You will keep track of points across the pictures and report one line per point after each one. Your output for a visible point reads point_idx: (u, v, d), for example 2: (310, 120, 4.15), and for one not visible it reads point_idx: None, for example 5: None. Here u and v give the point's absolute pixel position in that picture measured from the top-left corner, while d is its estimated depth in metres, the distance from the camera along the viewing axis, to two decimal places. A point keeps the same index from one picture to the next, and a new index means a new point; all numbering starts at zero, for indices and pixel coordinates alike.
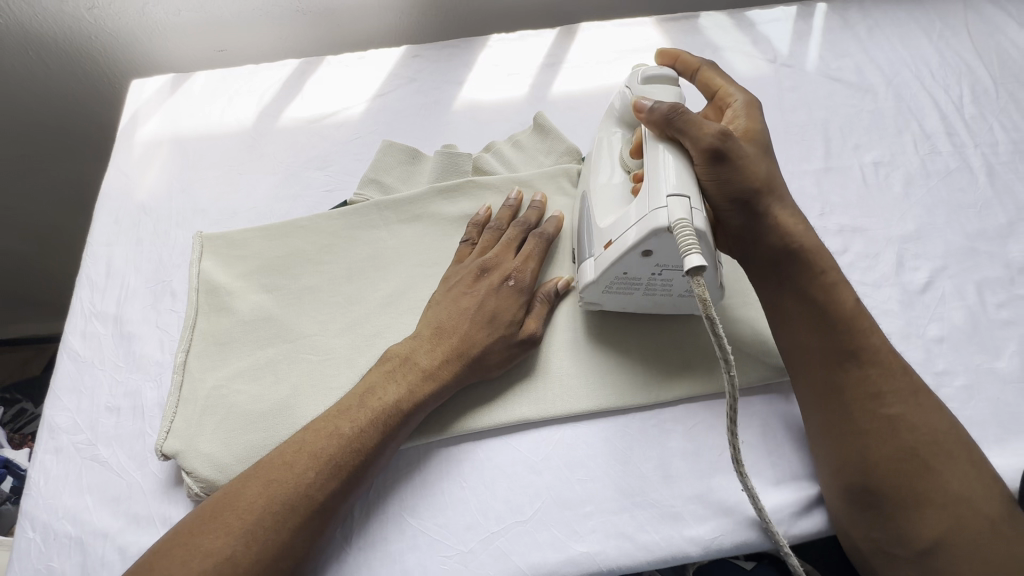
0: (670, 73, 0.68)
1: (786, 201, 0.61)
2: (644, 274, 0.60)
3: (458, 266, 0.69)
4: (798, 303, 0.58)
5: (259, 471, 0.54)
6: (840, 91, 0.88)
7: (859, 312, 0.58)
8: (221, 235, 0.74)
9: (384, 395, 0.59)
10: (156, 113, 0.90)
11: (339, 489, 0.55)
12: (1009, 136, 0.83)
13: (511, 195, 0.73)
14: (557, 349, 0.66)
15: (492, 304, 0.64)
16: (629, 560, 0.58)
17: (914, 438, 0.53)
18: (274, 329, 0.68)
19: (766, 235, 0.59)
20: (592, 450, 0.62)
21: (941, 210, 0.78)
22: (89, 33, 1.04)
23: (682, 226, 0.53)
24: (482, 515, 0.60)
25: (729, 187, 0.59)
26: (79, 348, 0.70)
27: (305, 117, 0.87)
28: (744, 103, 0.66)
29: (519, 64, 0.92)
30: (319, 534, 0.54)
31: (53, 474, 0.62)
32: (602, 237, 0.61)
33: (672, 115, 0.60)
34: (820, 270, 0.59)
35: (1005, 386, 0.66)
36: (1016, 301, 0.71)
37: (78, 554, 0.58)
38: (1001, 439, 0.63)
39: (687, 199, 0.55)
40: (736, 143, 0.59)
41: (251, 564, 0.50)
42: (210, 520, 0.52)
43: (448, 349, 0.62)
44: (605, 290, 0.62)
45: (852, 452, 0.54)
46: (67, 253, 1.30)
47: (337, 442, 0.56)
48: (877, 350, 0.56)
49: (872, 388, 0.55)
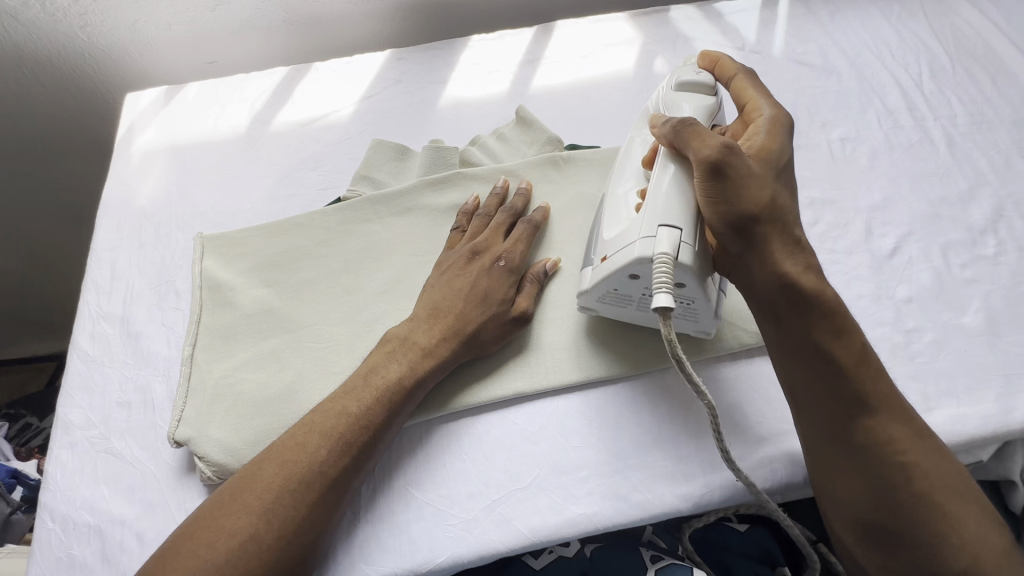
0: (707, 81, 0.70)
1: (789, 232, 0.58)
2: (635, 292, 0.62)
3: (450, 252, 0.72)
4: (797, 345, 0.57)
5: (272, 454, 0.57)
6: (806, 74, 0.93)
7: (867, 356, 0.56)
8: (221, 236, 0.78)
9: (387, 373, 0.62)
10: (152, 123, 0.93)
11: (351, 464, 0.58)
12: (966, 109, 0.88)
13: (498, 184, 0.77)
14: (548, 326, 0.69)
15: (484, 284, 0.67)
16: (624, 518, 0.61)
17: (927, 483, 0.54)
18: (276, 321, 0.71)
19: (758, 265, 0.57)
20: (584, 417, 0.66)
21: (906, 180, 0.82)
22: (82, 51, 1.07)
23: (662, 259, 0.56)
24: (483, 484, 0.63)
25: (723, 207, 0.58)
26: (89, 348, 0.73)
27: (298, 121, 0.91)
28: (770, 119, 0.64)
29: (499, 62, 0.96)
30: (334, 510, 0.57)
31: (69, 468, 0.65)
32: (602, 250, 0.64)
33: (682, 128, 0.61)
34: (824, 316, 0.56)
35: (971, 339, 0.70)
36: (979, 261, 0.75)
37: (97, 541, 0.61)
38: (970, 388, 0.67)
39: (677, 232, 0.58)
40: (740, 158, 0.57)
41: (274, 540, 0.53)
42: (231, 502, 0.54)
43: (445, 327, 0.65)
44: (599, 300, 0.65)
45: (862, 495, 0.54)
46: (66, 270, 1.33)
47: (345, 421, 0.59)
48: (886, 398, 0.55)
49: (885, 436, 0.54)
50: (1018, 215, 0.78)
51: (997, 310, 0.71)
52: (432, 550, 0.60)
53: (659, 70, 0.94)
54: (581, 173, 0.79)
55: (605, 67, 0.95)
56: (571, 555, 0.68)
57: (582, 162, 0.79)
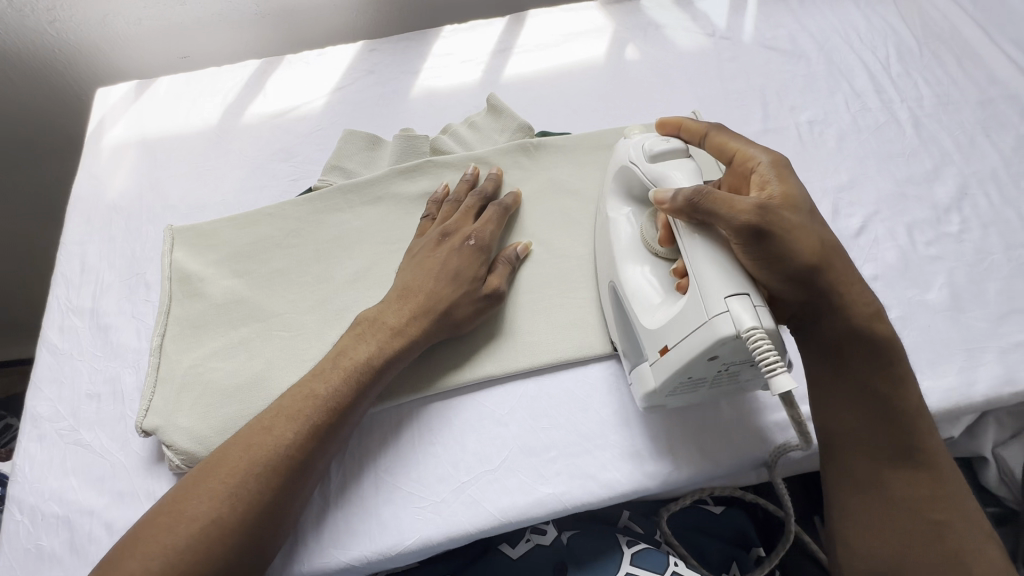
0: (680, 145, 0.62)
1: (845, 274, 0.56)
2: (708, 373, 0.55)
3: (421, 238, 0.72)
4: (852, 394, 0.56)
5: (240, 437, 0.57)
6: (776, 59, 0.94)
7: (921, 410, 0.56)
8: (190, 227, 0.77)
9: (356, 354, 0.62)
10: (122, 117, 0.92)
11: (317, 447, 0.57)
12: (932, 90, 0.89)
13: (467, 171, 0.77)
14: (518, 309, 0.70)
15: (455, 263, 0.67)
16: (592, 498, 0.61)
17: (955, 544, 0.53)
18: (246, 310, 0.71)
19: (828, 317, 0.56)
20: (554, 400, 0.66)
21: (873, 160, 0.83)
22: (52, 46, 1.07)
23: (754, 332, 0.47)
24: (453, 467, 0.63)
25: (781, 267, 0.53)
26: (58, 341, 0.73)
27: (269, 113, 0.91)
28: (772, 163, 0.59)
29: (471, 52, 0.97)
30: (299, 493, 0.56)
31: (38, 460, 0.65)
32: (656, 342, 0.56)
33: (697, 200, 0.54)
34: (887, 364, 0.56)
35: (936, 315, 0.71)
36: (944, 239, 0.76)
37: (65, 531, 0.61)
38: (934, 362, 0.67)
39: (748, 297, 0.49)
40: (776, 216, 0.52)
41: (240, 522, 0.52)
42: (197, 485, 0.54)
43: (415, 306, 0.65)
44: (668, 394, 0.58)
45: (883, 544, 0.54)
46: (42, 272, 1.31)
47: (314, 403, 0.58)
48: (933, 454, 0.55)
49: (923, 490, 0.54)
50: (982, 193, 0.79)
51: (961, 285, 0.72)
52: (401, 531, 0.60)
53: (630, 57, 0.95)
54: (552, 160, 0.79)
55: (576, 56, 0.95)
56: (547, 543, 0.66)
57: (553, 149, 0.79)
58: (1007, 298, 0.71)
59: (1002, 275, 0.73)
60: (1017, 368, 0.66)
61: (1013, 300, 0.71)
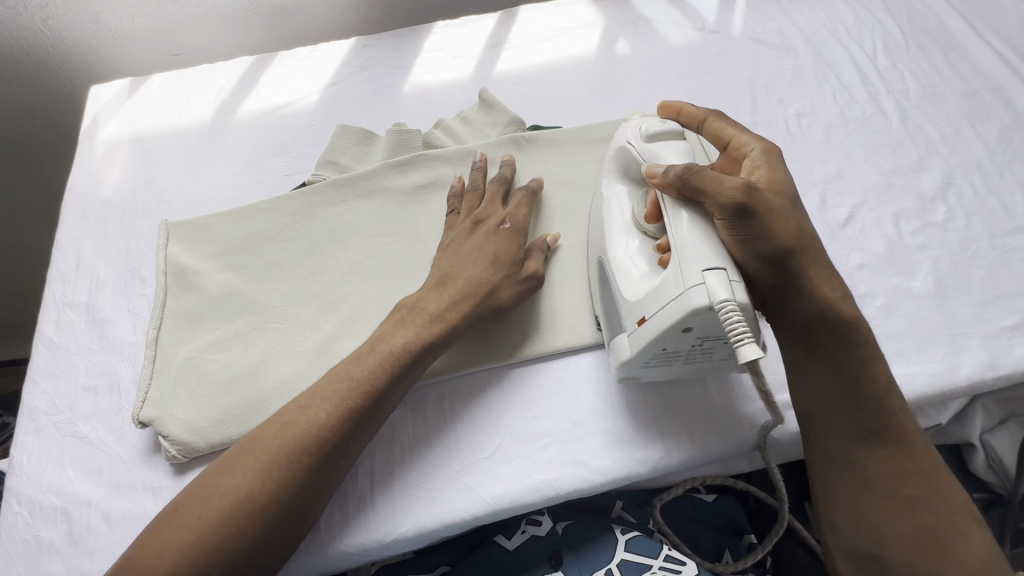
0: (676, 127, 0.64)
1: (819, 262, 0.57)
2: (683, 347, 0.56)
3: (452, 228, 0.72)
4: (825, 376, 0.57)
5: (276, 416, 0.57)
6: (764, 52, 0.95)
7: (890, 389, 0.57)
8: (185, 222, 0.78)
9: (393, 339, 0.62)
10: (116, 114, 0.93)
11: (350, 430, 0.57)
12: (918, 82, 0.90)
13: (477, 158, 0.77)
14: (546, 297, 0.70)
15: (493, 247, 0.67)
16: (585, 483, 0.62)
17: (933, 519, 0.54)
18: (241, 303, 0.71)
19: (798, 298, 0.57)
20: (546, 389, 0.67)
21: (860, 152, 0.84)
22: (46, 44, 1.07)
23: (727, 304, 0.49)
24: (447, 456, 0.64)
25: (757, 245, 0.54)
26: (54, 335, 0.73)
27: (262, 109, 0.91)
28: (762, 151, 0.60)
29: (463, 47, 0.97)
30: (329, 476, 0.56)
31: (35, 453, 0.66)
32: (634, 313, 0.57)
33: (687, 175, 0.55)
34: (857, 344, 0.57)
35: (921, 303, 0.72)
36: (929, 228, 0.77)
37: (64, 522, 0.62)
38: (919, 348, 0.69)
39: (725, 271, 0.51)
40: (761, 197, 0.54)
41: (269, 500, 0.52)
42: (230, 462, 0.55)
43: (455, 292, 0.64)
44: (642, 366, 0.60)
45: (865, 522, 0.55)
46: (36, 273, 1.30)
47: (349, 385, 0.58)
48: (904, 431, 0.56)
49: (897, 468, 0.55)
50: (966, 182, 0.81)
51: (946, 273, 0.74)
52: (396, 520, 0.61)
53: (621, 51, 0.96)
54: (544, 153, 0.80)
55: (567, 50, 0.96)
56: (543, 534, 0.65)
57: (544, 142, 0.80)
58: (992, 285, 0.73)
59: (986, 263, 0.74)
60: (1000, 353, 0.68)
61: (997, 287, 0.72)
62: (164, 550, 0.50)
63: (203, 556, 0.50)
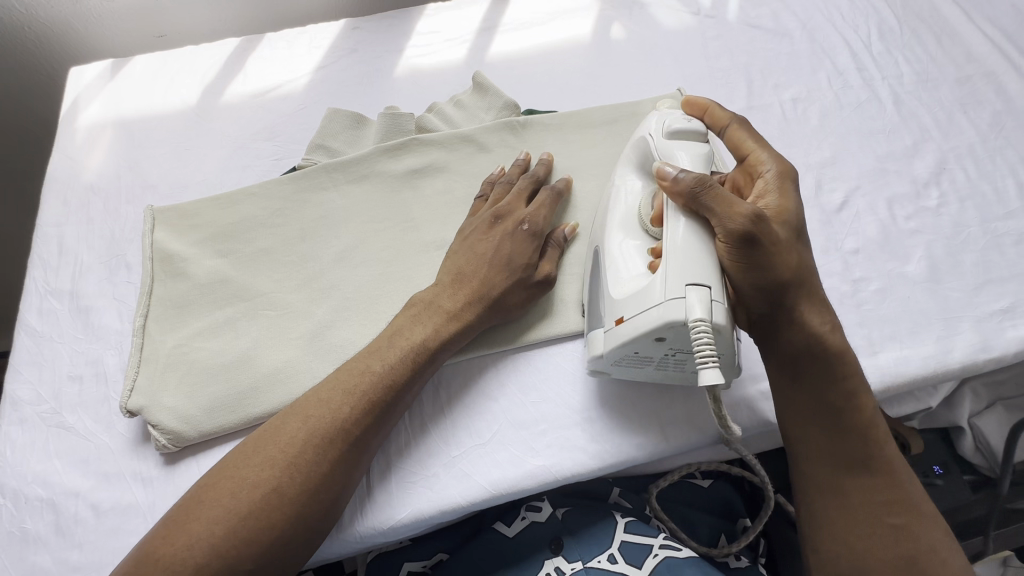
0: (700, 127, 0.62)
1: (817, 296, 0.57)
2: (655, 354, 0.56)
3: (473, 218, 0.71)
4: (815, 405, 0.57)
5: (296, 409, 0.56)
6: (760, 38, 0.94)
7: (875, 420, 0.57)
8: (174, 207, 0.76)
9: (412, 335, 0.61)
10: (97, 97, 0.90)
11: (373, 423, 0.56)
12: (912, 68, 0.90)
13: (521, 155, 0.75)
14: (568, 291, 0.69)
15: (507, 249, 0.66)
16: (584, 469, 0.62)
17: (914, 547, 0.54)
18: (230, 290, 0.70)
19: (786, 330, 0.56)
20: (542, 374, 0.67)
21: (853, 137, 0.84)
22: (22, 24, 1.05)
23: (700, 324, 0.49)
24: (442, 443, 0.63)
25: (755, 274, 0.53)
26: (37, 324, 0.71)
27: (249, 93, 0.89)
28: (778, 175, 0.59)
29: (455, 30, 0.96)
30: (354, 469, 0.56)
31: (20, 443, 0.64)
32: (613, 311, 0.57)
33: (699, 190, 0.53)
34: (844, 376, 0.57)
35: (915, 287, 0.72)
36: (922, 213, 0.78)
37: (50, 514, 0.60)
38: (913, 331, 0.69)
39: (707, 290, 0.50)
40: (769, 228, 0.52)
41: (297, 494, 0.52)
42: (253, 454, 0.53)
43: (471, 291, 0.64)
44: (614, 363, 0.59)
45: (848, 548, 0.55)
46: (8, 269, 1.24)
47: (370, 379, 0.58)
48: (889, 461, 0.57)
49: (879, 497, 0.56)
50: (959, 167, 0.81)
51: (939, 258, 0.74)
52: (394, 507, 0.61)
53: (615, 36, 0.95)
54: (539, 138, 0.79)
55: (561, 34, 0.95)
56: (543, 520, 0.65)
57: (540, 127, 0.79)
58: (983, 269, 0.73)
59: (978, 248, 0.75)
60: (992, 336, 0.69)
61: (988, 271, 0.73)
62: (191, 541, 0.49)
63: (237, 547, 0.49)
